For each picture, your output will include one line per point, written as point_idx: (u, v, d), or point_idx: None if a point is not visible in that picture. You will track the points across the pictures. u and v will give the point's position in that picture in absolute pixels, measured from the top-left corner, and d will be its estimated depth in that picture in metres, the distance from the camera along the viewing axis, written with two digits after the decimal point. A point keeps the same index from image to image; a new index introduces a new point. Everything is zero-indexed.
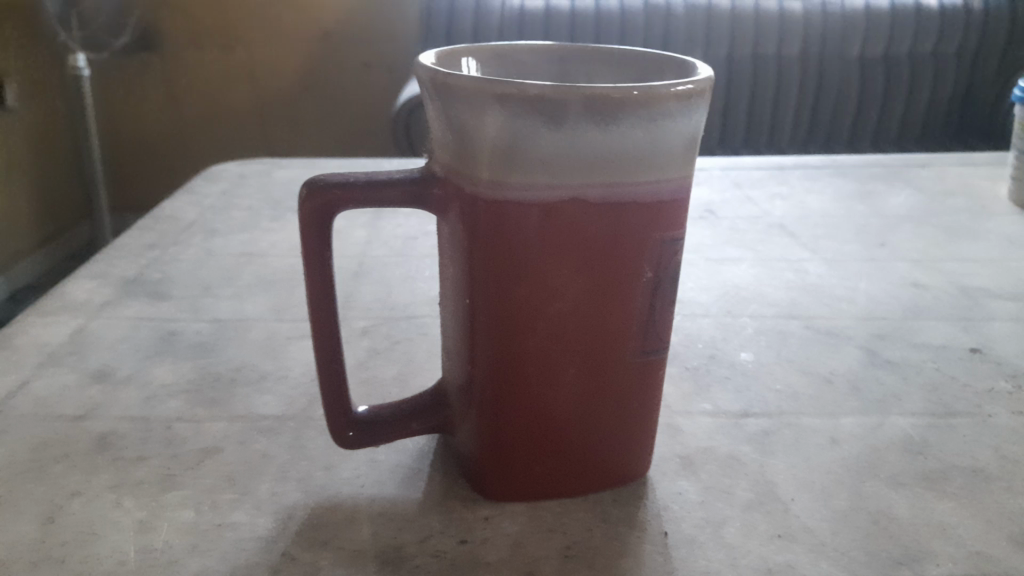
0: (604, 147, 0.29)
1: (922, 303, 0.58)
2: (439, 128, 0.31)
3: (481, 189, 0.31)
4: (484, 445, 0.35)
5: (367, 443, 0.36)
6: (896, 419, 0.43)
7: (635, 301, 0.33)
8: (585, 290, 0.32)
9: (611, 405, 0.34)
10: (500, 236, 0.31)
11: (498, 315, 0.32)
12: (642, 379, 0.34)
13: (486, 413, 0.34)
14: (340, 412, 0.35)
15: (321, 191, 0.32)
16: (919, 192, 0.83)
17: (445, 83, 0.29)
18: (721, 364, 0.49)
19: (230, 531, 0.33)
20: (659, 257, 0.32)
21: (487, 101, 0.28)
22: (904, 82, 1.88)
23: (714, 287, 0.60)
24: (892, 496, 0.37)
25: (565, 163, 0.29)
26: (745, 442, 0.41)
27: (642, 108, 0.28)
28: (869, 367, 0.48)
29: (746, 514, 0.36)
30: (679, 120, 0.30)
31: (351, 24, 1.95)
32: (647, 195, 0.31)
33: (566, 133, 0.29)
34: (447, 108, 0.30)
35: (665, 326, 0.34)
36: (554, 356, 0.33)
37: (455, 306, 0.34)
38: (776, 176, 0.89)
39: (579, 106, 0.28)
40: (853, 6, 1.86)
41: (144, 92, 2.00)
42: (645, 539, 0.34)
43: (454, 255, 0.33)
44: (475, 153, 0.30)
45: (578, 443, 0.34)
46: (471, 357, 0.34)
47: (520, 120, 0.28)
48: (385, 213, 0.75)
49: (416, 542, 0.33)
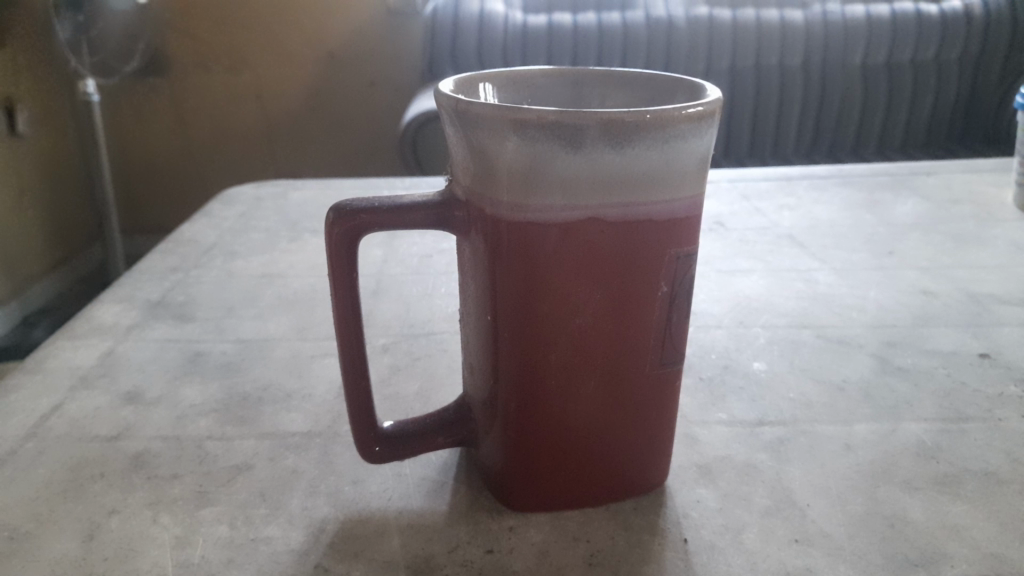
0: (620, 169, 0.30)
1: (932, 310, 0.58)
2: (460, 152, 0.33)
3: (501, 211, 0.32)
4: (509, 458, 0.36)
5: (394, 457, 0.37)
6: (909, 425, 0.44)
7: (652, 315, 0.34)
8: (605, 304, 0.33)
9: (629, 414, 0.35)
10: (519, 257, 0.32)
11: (521, 330, 0.33)
12: (659, 390, 0.35)
13: (510, 426, 0.35)
14: (368, 429, 0.37)
15: (346, 216, 0.33)
16: (927, 200, 0.84)
17: (466, 111, 0.30)
18: (734, 374, 0.50)
19: (264, 544, 0.35)
20: (674, 274, 0.33)
21: (506, 128, 0.30)
22: (908, 89, 1.90)
23: (726, 299, 0.61)
24: (906, 500, 0.38)
25: (583, 185, 0.31)
26: (761, 450, 0.42)
27: (656, 131, 0.30)
28: (881, 375, 0.49)
29: (765, 520, 0.36)
30: (692, 141, 0.31)
31: (357, 46, 1.97)
32: (663, 212, 0.32)
33: (583, 155, 0.30)
34: (468, 133, 0.31)
35: (680, 338, 0.35)
36: (574, 367, 0.34)
37: (477, 323, 0.36)
38: (782, 187, 0.90)
39: (597, 131, 0.29)
40: (853, 15, 1.87)
41: (153, 115, 2.02)
42: (666, 546, 0.35)
43: (477, 273, 0.34)
44: (496, 176, 0.31)
45: (599, 452, 0.35)
46: (495, 369, 0.35)
47: (538, 145, 0.30)
48: (401, 232, 0.76)
49: (445, 552, 0.34)
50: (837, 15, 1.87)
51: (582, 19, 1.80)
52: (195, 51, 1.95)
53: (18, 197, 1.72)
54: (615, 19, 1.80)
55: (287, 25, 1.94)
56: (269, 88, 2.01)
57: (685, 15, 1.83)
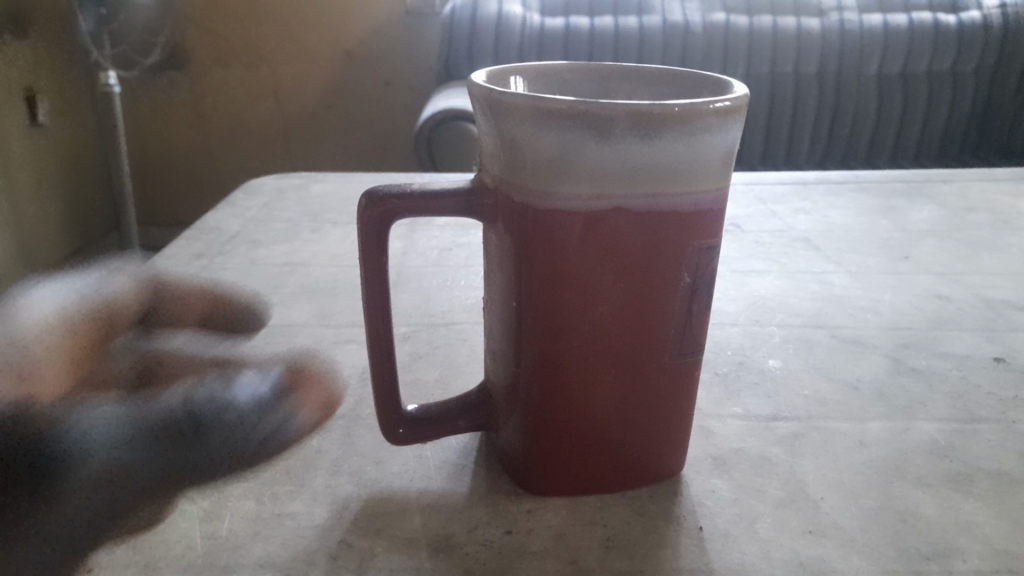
0: (646, 161, 0.31)
1: (945, 314, 0.59)
2: (490, 142, 0.34)
3: (528, 199, 0.33)
4: (529, 442, 0.37)
5: (416, 439, 0.38)
6: (922, 424, 0.45)
7: (673, 306, 0.34)
8: (627, 294, 0.34)
9: (646, 401, 0.36)
10: (544, 246, 0.33)
11: (544, 317, 0.34)
12: (677, 380, 0.36)
13: (530, 412, 0.36)
14: (390, 407, 0.38)
15: (377, 202, 0.34)
16: (942, 207, 0.84)
17: (497, 101, 0.31)
18: (749, 370, 0.50)
19: (289, 520, 0.36)
20: (695, 269, 0.34)
21: (537, 117, 0.31)
22: (923, 100, 1.90)
23: (742, 298, 0.62)
24: (919, 497, 0.38)
25: (610, 174, 0.31)
26: (775, 444, 0.42)
27: (683, 124, 0.30)
28: (895, 375, 0.50)
29: (778, 510, 0.37)
30: (717, 134, 0.31)
31: (373, 44, 1.99)
32: (685, 206, 0.33)
33: (610, 146, 0.31)
34: (499, 122, 0.32)
35: (699, 330, 0.36)
36: (595, 355, 0.35)
37: (502, 310, 0.36)
38: (798, 191, 0.90)
39: (625, 122, 0.30)
40: (870, 24, 1.87)
41: (172, 108, 2.04)
42: (681, 533, 0.35)
43: (502, 261, 0.35)
44: (525, 165, 0.32)
45: (616, 438, 0.36)
46: (517, 355, 0.36)
47: (567, 134, 0.30)
48: (420, 225, 0.77)
49: (465, 532, 0.35)
50: (854, 23, 1.87)
51: (599, 22, 1.81)
52: (212, 47, 1.97)
53: (36, 185, 1.74)
54: (632, 23, 1.81)
55: (305, 22, 1.95)
56: (285, 84, 2.02)
57: (701, 20, 1.83)
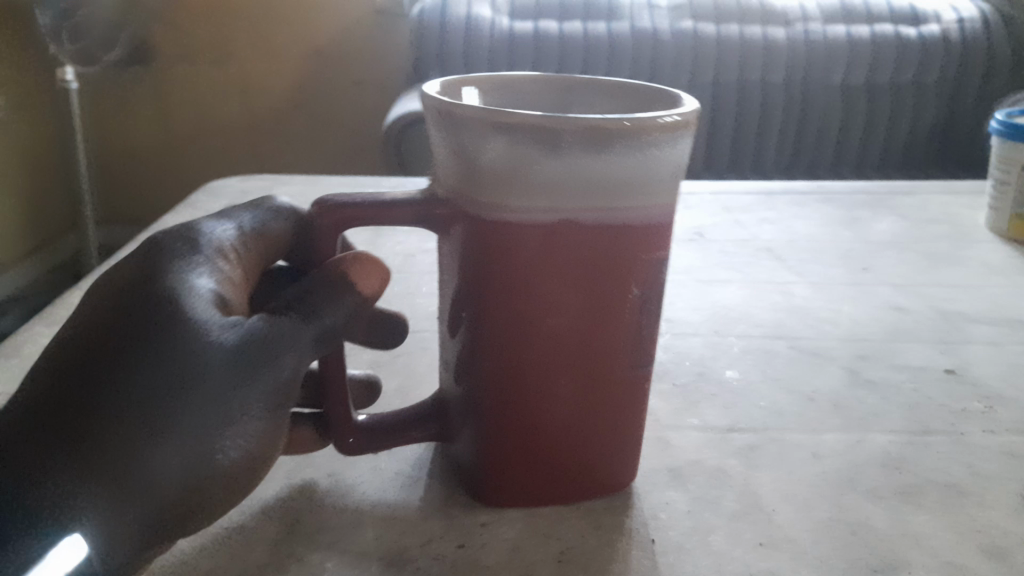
0: (598, 175, 0.31)
1: (902, 326, 0.60)
2: (442, 152, 0.33)
3: (482, 211, 0.33)
4: (482, 455, 0.36)
5: (367, 449, 0.38)
6: (876, 436, 0.45)
7: (627, 319, 0.34)
8: (581, 307, 0.34)
9: (600, 414, 0.36)
10: (497, 258, 0.33)
11: (498, 328, 0.34)
12: (630, 392, 0.36)
13: (483, 424, 0.36)
14: (342, 414, 0.37)
15: (329, 208, 0.34)
16: (903, 219, 0.86)
17: (450, 112, 0.31)
18: (709, 381, 0.50)
19: (238, 533, 0.35)
20: (647, 284, 0.34)
21: (489, 129, 0.30)
22: (886, 111, 1.93)
23: (704, 308, 0.62)
24: (870, 509, 0.39)
25: (562, 188, 0.31)
26: (731, 455, 0.43)
27: (635, 138, 0.30)
28: (851, 387, 0.50)
29: (732, 523, 0.37)
30: (667, 149, 0.32)
31: (342, 45, 1.97)
32: (638, 219, 0.33)
33: (562, 159, 0.31)
34: (452, 132, 0.32)
35: (652, 343, 0.36)
36: (548, 368, 0.35)
37: (456, 320, 0.36)
38: (764, 201, 0.91)
39: (576, 136, 0.30)
40: (835, 35, 1.90)
41: (136, 105, 2.01)
42: (634, 546, 0.35)
43: (456, 272, 0.35)
44: (478, 177, 0.32)
45: (570, 451, 0.36)
46: (471, 367, 0.36)
47: (519, 146, 0.30)
48: (385, 231, 0.77)
49: (418, 546, 0.35)
50: (820, 34, 1.89)
51: (569, 28, 1.81)
52: (177, 43, 1.94)
53: None
54: (601, 29, 1.81)
55: (273, 21, 1.93)
56: (252, 83, 2.00)
57: (670, 28, 1.84)
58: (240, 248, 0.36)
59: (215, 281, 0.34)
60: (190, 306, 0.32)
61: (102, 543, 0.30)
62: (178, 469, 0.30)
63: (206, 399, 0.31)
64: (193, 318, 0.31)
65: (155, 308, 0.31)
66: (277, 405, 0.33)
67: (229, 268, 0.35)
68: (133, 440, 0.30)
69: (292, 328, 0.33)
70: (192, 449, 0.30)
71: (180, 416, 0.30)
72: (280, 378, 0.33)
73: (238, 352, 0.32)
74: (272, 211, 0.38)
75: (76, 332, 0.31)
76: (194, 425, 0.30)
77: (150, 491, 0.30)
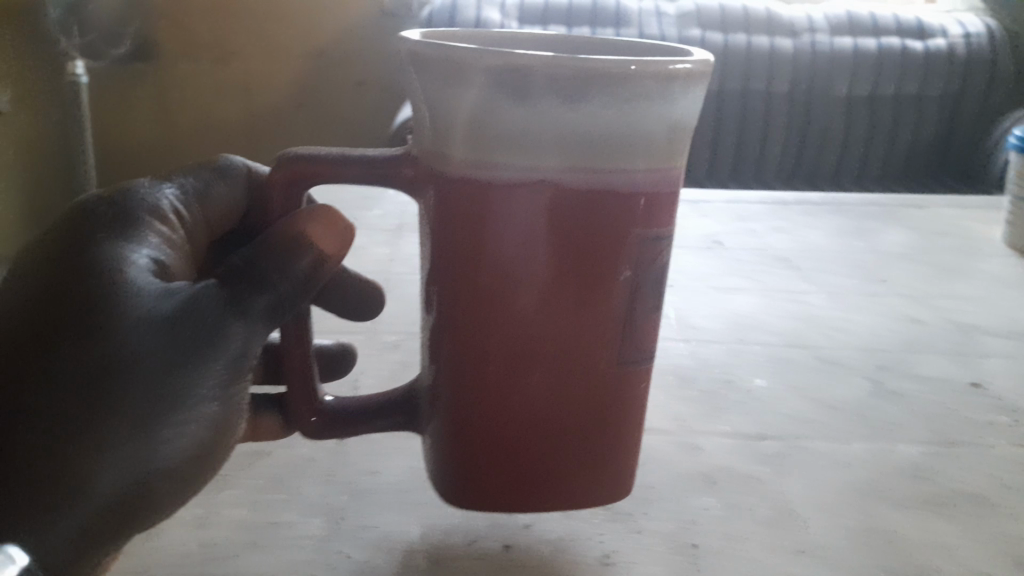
0: (575, 129, 0.29)
1: (921, 337, 0.60)
2: (419, 108, 0.32)
3: (456, 168, 0.31)
4: (453, 444, 0.34)
5: (331, 434, 0.36)
6: (902, 446, 0.46)
7: (613, 298, 0.32)
8: (557, 282, 0.31)
9: (581, 405, 0.33)
10: (470, 218, 0.31)
11: (466, 301, 0.32)
12: (619, 383, 0.34)
13: (453, 407, 0.34)
14: (303, 389, 0.35)
15: (292, 162, 0.33)
16: (915, 231, 0.87)
17: (421, 57, 0.30)
18: (735, 388, 0.51)
19: (284, 529, 0.35)
20: (638, 255, 0.32)
21: (460, 74, 0.29)
22: (888, 123, 1.95)
23: (725, 315, 0.63)
24: (901, 517, 0.39)
25: (540, 142, 0.29)
26: (762, 463, 0.43)
27: (625, 86, 0.28)
28: (875, 397, 0.51)
29: (767, 529, 0.38)
30: (660, 104, 0.29)
31: (349, 44, 1.97)
32: (624, 186, 0.30)
33: (539, 109, 0.29)
34: (424, 83, 0.30)
35: (644, 328, 0.33)
36: (519, 349, 0.32)
37: (429, 298, 0.34)
38: (777, 211, 0.92)
39: (555, 82, 0.28)
40: (839, 47, 1.90)
41: (139, 99, 2.00)
42: (675, 550, 0.36)
43: (431, 242, 0.33)
44: (454, 131, 0.30)
45: (548, 445, 0.34)
46: (441, 347, 0.34)
47: (492, 93, 0.29)
48: (404, 232, 0.77)
49: (463, 545, 0.35)
50: (825, 45, 1.90)
51: None
52: (183, 38, 1.93)
53: None
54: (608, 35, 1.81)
55: (278, 19, 1.93)
56: (257, 79, 1.99)
57: (677, 35, 1.84)
58: (181, 210, 0.37)
59: (156, 253, 0.34)
60: (128, 277, 0.31)
61: (46, 540, 0.28)
62: (117, 456, 0.29)
63: (145, 386, 0.30)
64: (130, 288, 0.31)
65: (91, 284, 0.31)
66: (231, 381, 0.32)
67: (171, 233, 0.36)
68: (73, 428, 0.29)
69: (236, 298, 0.32)
70: (126, 439, 0.29)
71: (121, 396, 0.29)
72: (231, 353, 0.32)
73: (182, 324, 0.31)
74: (218, 171, 0.39)
75: (19, 313, 0.31)
76: (140, 406, 0.30)
77: (85, 484, 0.29)
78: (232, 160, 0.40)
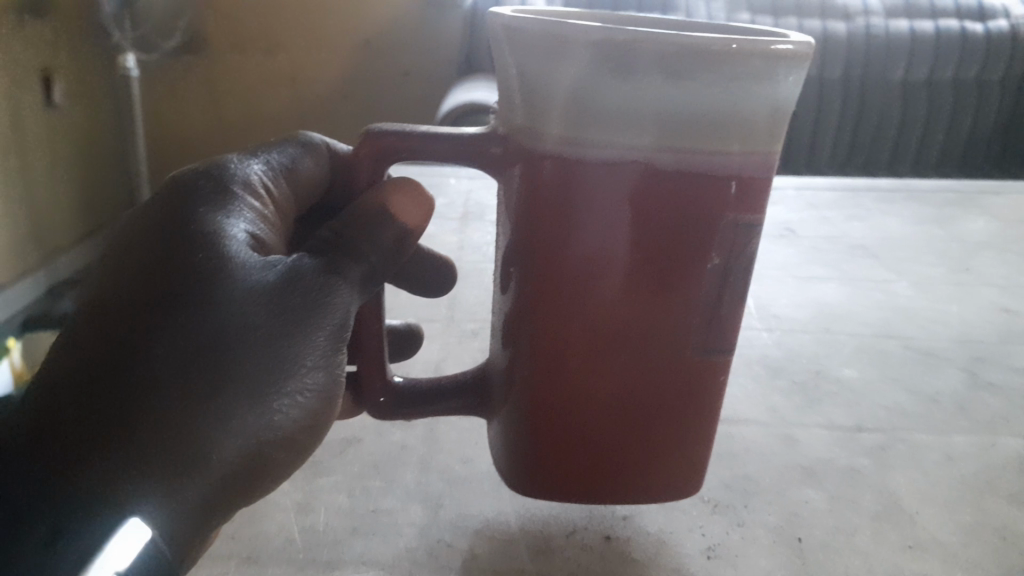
0: (672, 108, 0.26)
1: (1016, 328, 0.58)
2: (502, 84, 0.29)
3: (547, 145, 0.28)
4: (518, 432, 0.33)
5: (398, 415, 0.35)
6: (1008, 440, 0.44)
7: (703, 288, 0.29)
8: (651, 263, 0.29)
9: (659, 399, 0.31)
10: (558, 194, 0.28)
11: (550, 282, 0.30)
12: (701, 381, 0.31)
13: (521, 395, 0.32)
14: (375, 368, 0.34)
15: (374, 137, 0.31)
16: (995, 219, 0.84)
17: (511, 28, 0.27)
18: (827, 379, 0.50)
19: (385, 516, 0.35)
20: (730, 243, 0.29)
21: (552, 47, 0.26)
22: (948, 108, 1.89)
23: (807, 305, 0.61)
24: (1015, 514, 0.38)
25: (632, 120, 0.26)
26: (863, 455, 0.42)
27: (729, 64, 0.25)
28: (973, 389, 0.49)
29: (876, 524, 0.37)
30: (765, 85, 0.26)
31: (396, 34, 1.97)
32: (720, 168, 0.27)
33: (635, 85, 0.26)
34: (511, 56, 0.27)
35: (732, 323, 0.30)
36: (600, 335, 0.30)
37: (506, 278, 0.32)
38: (849, 198, 0.90)
39: (655, 57, 0.25)
40: (896, 30, 1.84)
41: (191, 92, 2.03)
42: (781, 543, 0.35)
43: (511, 218, 0.31)
44: (540, 107, 0.28)
45: (619, 438, 0.31)
46: (518, 331, 0.31)
47: (588, 69, 0.26)
48: (473, 220, 0.77)
49: (565, 536, 0.35)
50: (881, 28, 1.84)
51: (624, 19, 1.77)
52: (233, 31, 1.95)
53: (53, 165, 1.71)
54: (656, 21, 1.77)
55: (326, 11, 1.94)
56: (305, 70, 2.01)
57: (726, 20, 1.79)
58: (272, 186, 0.33)
59: (252, 225, 0.31)
60: (229, 249, 0.28)
61: (170, 524, 0.26)
62: (221, 431, 0.26)
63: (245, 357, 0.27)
64: (223, 255, 0.28)
65: (179, 250, 0.28)
66: (330, 356, 0.30)
67: (264, 209, 0.32)
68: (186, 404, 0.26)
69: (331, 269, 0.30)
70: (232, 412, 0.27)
71: (230, 367, 0.27)
72: (329, 325, 0.30)
73: (278, 296, 0.28)
74: (303, 145, 0.35)
75: (103, 277, 0.28)
76: (247, 376, 0.27)
77: (197, 455, 0.26)
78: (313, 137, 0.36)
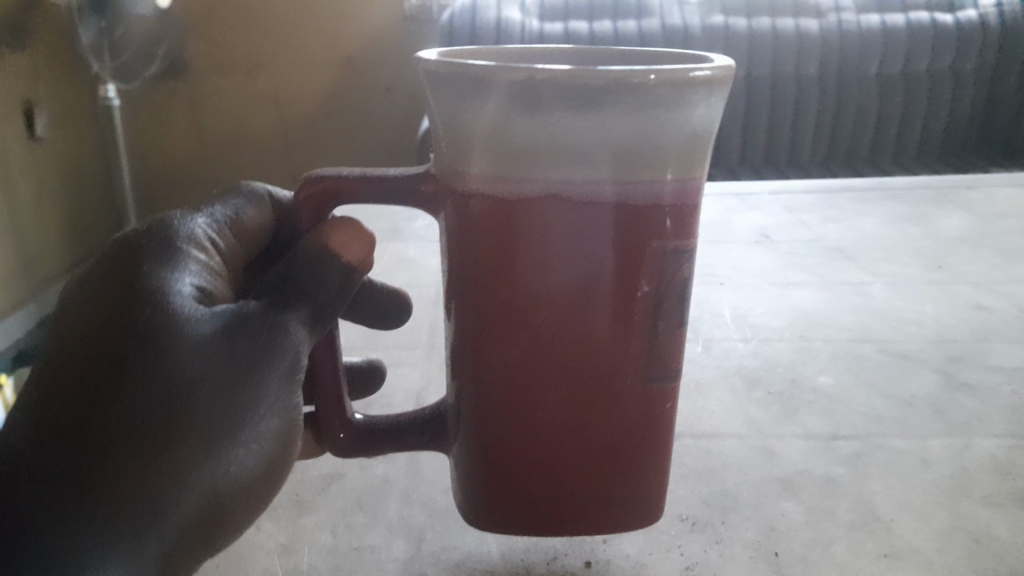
0: (589, 142, 0.27)
1: (990, 326, 0.59)
2: (433, 126, 0.29)
3: (476, 185, 0.29)
4: (477, 467, 0.33)
5: (358, 451, 0.35)
6: (981, 440, 0.45)
7: (640, 314, 0.30)
8: (585, 293, 0.29)
9: (610, 424, 0.31)
10: (489, 233, 0.29)
11: (490, 319, 0.30)
12: (649, 404, 0.31)
13: (475, 430, 0.32)
14: (335, 405, 0.34)
15: (315, 181, 0.32)
16: (970, 214, 0.84)
17: (434, 74, 0.27)
18: (803, 389, 0.50)
19: (368, 553, 0.35)
20: (661, 269, 0.29)
21: (471, 89, 0.26)
22: (925, 99, 1.90)
23: (784, 312, 0.62)
24: (988, 515, 0.38)
25: (552, 155, 0.27)
26: (839, 464, 0.42)
27: (639, 96, 0.25)
28: (947, 391, 0.50)
29: (851, 533, 0.37)
30: (678, 111, 0.26)
31: (374, 51, 1.97)
32: (644, 197, 0.28)
33: (551, 122, 0.26)
34: (438, 99, 0.28)
35: (672, 345, 0.31)
36: (542, 366, 0.30)
37: (451, 316, 0.32)
38: (825, 200, 0.91)
39: (567, 92, 0.25)
40: (868, 24, 1.85)
41: (171, 118, 2.03)
42: (759, 558, 0.35)
43: (450, 259, 0.31)
44: (468, 146, 0.28)
45: (574, 467, 0.32)
46: (465, 367, 0.32)
47: (505, 107, 0.26)
48: None
49: (544, 562, 0.35)
50: (853, 24, 1.85)
51: (598, 26, 1.78)
52: (211, 56, 1.96)
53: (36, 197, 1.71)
54: (631, 26, 1.77)
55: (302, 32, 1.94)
56: (284, 91, 2.01)
57: (700, 22, 1.79)
58: (216, 237, 0.34)
59: (198, 277, 0.31)
60: (174, 302, 0.29)
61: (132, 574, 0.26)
62: (175, 479, 0.27)
63: (196, 406, 0.28)
64: (168, 309, 0.29)
65: (125, 308, 0.29)
66: (286, 396, 0.31)
67: (211, 260, 0.33)
68: (137, 457, 0.27)
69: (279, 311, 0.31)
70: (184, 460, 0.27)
71: (178, 417, 0.28)
72: (280, 366, 0.30)
73: (225, 342, 0.29)
74: (246, 197, 0.36)
75: (57, 341, 0.29)
76: (199, 424, 0.28)
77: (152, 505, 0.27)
78: (256, 186, 0.37)
